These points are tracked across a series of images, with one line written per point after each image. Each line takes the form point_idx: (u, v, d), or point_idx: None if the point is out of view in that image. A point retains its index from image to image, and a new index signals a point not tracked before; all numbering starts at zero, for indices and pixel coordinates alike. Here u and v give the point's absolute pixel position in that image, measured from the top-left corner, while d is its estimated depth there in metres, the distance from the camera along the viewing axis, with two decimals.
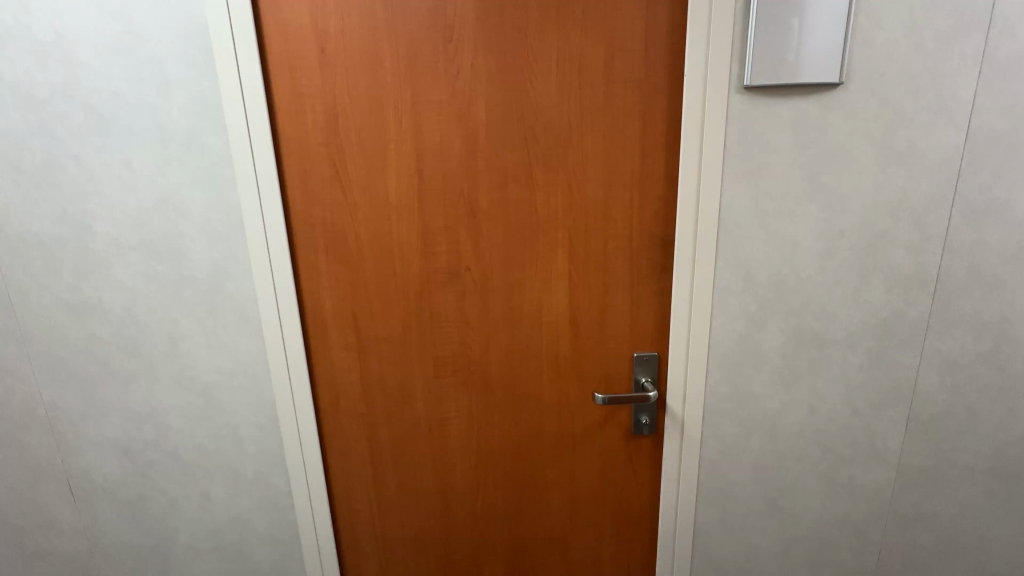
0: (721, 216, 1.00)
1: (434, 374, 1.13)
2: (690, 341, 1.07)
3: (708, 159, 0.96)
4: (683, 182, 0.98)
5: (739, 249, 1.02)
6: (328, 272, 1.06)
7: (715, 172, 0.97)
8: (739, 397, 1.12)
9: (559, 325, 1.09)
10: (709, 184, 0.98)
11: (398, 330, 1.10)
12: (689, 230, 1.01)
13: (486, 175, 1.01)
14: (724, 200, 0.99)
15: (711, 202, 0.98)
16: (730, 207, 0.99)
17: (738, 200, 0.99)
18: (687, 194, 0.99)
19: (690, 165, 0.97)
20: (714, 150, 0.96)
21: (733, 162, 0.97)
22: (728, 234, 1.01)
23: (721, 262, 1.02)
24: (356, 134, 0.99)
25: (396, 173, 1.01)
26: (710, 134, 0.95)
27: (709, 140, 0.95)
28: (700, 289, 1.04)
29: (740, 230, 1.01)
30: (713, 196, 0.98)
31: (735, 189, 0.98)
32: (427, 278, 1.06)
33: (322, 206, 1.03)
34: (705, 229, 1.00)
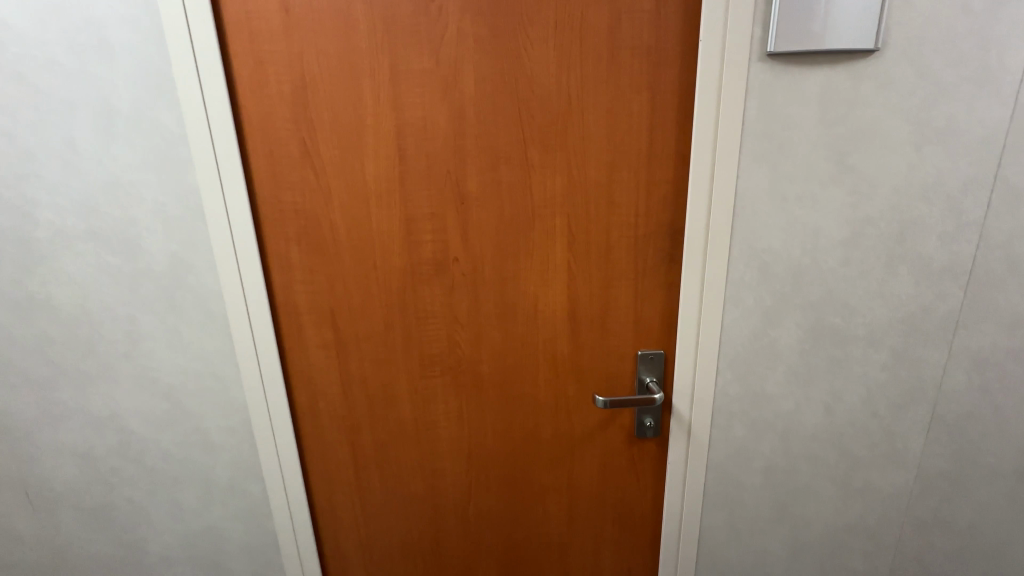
0: (737, 200, 0.90)
1: (421, 374, 1.03)
2: (699, 338, 0.98)
3: (723, 137, 0.86)
4: (695, 162, 0.88)
5: (756, 238, 0.92)
6: (300, 264, 0.96)
7: (731, 151, 0.87)
8: (750, 398, 1.03)
9: (557, 321, 1.00)
10: (725, 164, 0.87)
11: (380, 327, 1.00)
12: (701, 216, 0.90)
13: (475, 155, 0.90)
14: (741, 182, 0.89)
15: (727, 184, 0.88)
16: (747, 191, 0.89)
17: (757, 182, 0.89)
18: (700, 175, 0.88)
19: (703, 143, 0.87)
20: (730, 127, 0.85)
21: (751, 140, 0.87)
22: (744, 221, 0.91)
23: (735, 252, 0.93)
24: (329, 108, 0.87)
25: (373, 153, 0.90)
26: (727, 107, 0.85)
27: (726, 114, 0.85)
28: (712, 281, 0.94)
29: (757, 216, 0.91)
30: (729, 177, 0.88)
31: (753, 171, 0.88)
32: (411, 271, 0.96)
33: (292, 189, 0.92)
34: (719, 216, 0.90)
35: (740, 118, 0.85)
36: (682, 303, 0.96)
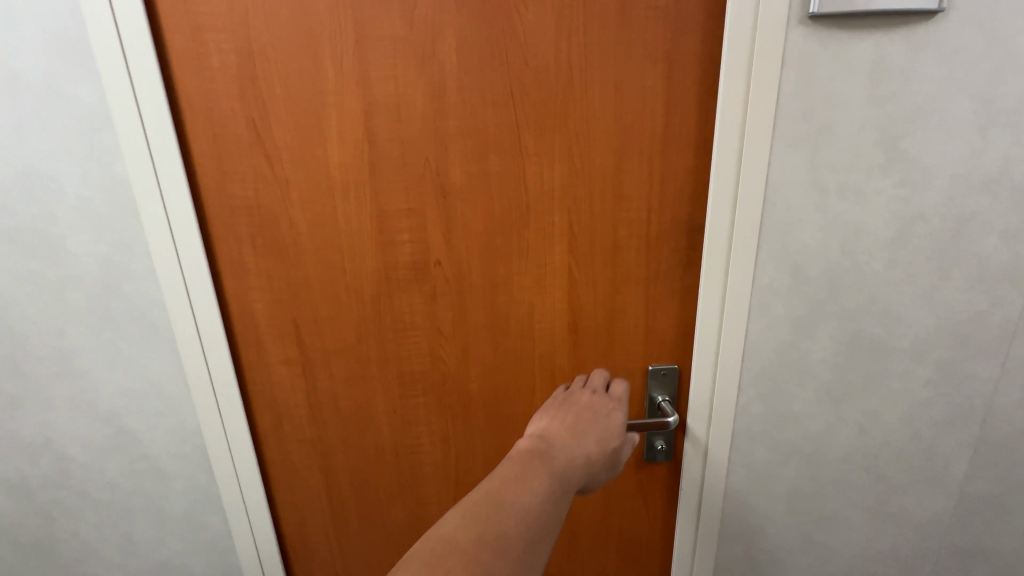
0: (767, 193, 0.76)
1: (401, 393, 0.90)
2: (720, 352, 0.85)
3: (753, 118, 0.72)
4: (719, 148, 0.74)
5: (787, 237, 0.79)
6: (256, 269, 0.82)
7: (763, 135, 0.73)
8: (775, 419, 0.91)
9: (556, 333, 0.87)
10: (754, 151, 0.74)
11: (352, 341, 0.87)
12: (725, 212, 0.77)
13: (458, 140, 0.76)
14: (773, 171, 0.75)
15: (757, 174, 0.75)
16: (779, 183, 0.76)
17: (791, 172, 0.75)
18: (726, 163, 0.75)
19: (730, 126, 0.73)
20: (762, 106, 0.72)
21: (786, 122, 0.73)
22: (775, 218, 0.78)
23: (763, 253, 0.80)
24: (283, 84, 0.73)
25: (338, 138, 0.75)
26: (759, 83, 0.71)
27: (758, 90, 0.71)
28: (736, 288, 0.81)
29: (791, 212, 0.77)
30: (759, 166, 0.74)
31: (787, 158, 0.75)
32: (386, 276, 0.83)
33: (244, 181, 0.77)
34: (746, 212, 0.77)
35: (774, 95, 0.71)
36: (700, 313, 0.83)
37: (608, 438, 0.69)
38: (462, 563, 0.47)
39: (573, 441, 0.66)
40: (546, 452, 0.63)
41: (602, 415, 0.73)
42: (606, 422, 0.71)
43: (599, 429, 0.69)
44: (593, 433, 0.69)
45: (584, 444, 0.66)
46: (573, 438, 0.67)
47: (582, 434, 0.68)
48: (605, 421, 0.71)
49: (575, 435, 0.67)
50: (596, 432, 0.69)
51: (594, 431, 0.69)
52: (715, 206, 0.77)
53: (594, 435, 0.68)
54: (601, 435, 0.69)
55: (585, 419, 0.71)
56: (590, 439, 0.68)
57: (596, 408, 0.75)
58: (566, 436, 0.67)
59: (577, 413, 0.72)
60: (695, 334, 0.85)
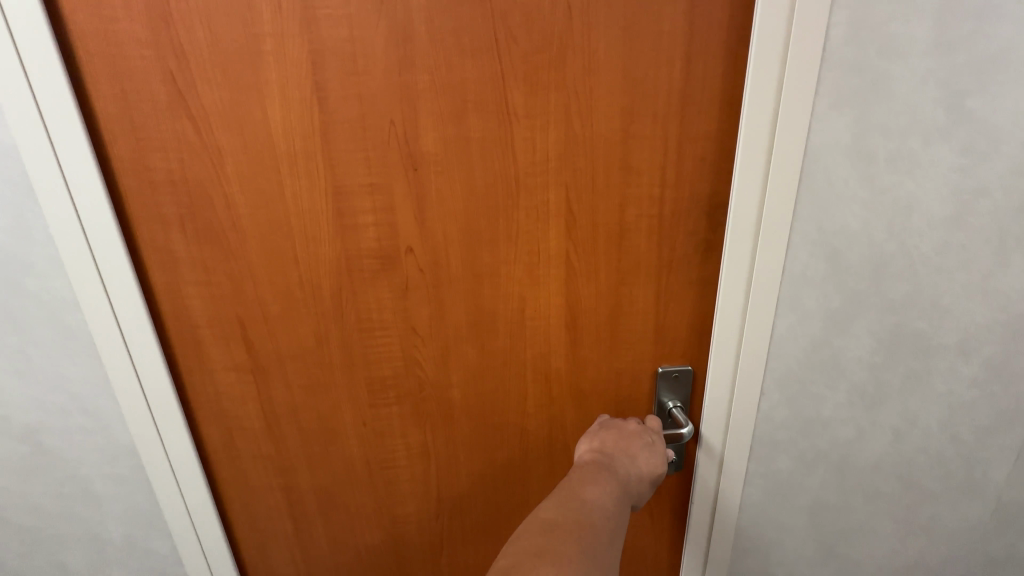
0: (805, 164, 0.63)
1: (371, 402, 0.77)
2: (742, 353, 0.72)
3: (793, 69, 0.58)
4: (750, 107, 0.60)
5: (826, 217, 0.66)
6: (188, 260, 0.68)
7: (804, 91, 0.59)
8: (799, 425, 0.79)
9: (551, 332, 0.74)
10: (793, 111, 0.60)
11: (310, 343, 0.73)
12: (755, 187, 0.63)
13: (430, 99, 0.61)
14: (813, 137, 0.62)
15: (795, 140, 0.61)
16: (820, 152, 0.63)
17: (835, 138, 0.62)
18: (758, 126, 0.61)
19: (764, 79, 0.59)
20: (806, 54, 0.58)
21: (832, 76, 0.59)
22: (812, 195, 0.64)
23: (796, 236, 0.67)
24: (204, 25, 0.57)
25: (280, 96, 0.60)
26: (802, 24, 0.57)
27: (801, 33, 0.57)
28: (764, 278, 0.68)
29: (833, 186, 0.64)
30: (798, 130, 0.61)
31: (831, 121, 0.61)
32: (347, 267, 0.69)
33: (165, 152, 0.63)
34: (779, 186, 0.63)
35: (821, 39, 0.57)
36: (719, 308, 0.70)
37: (657, 452, 0.72)
38: (567, 540, 0.56)
39: (628, 456, 0.71)
40: (606, 465, 0.69)
41: (647, 430, 0.75)
42: (652, 437, 0.74)
43: (647, 450, 0.72)
44: (643, 449, 0.72)
45: (637, 461, 0.70)
46: (627, 454, 0.71)
47: (634, 450, 0.72)
48: (652, 436, 0.74)
49: (629, 451, 0.71)
50: (645, 448, 0.72)
51: (643, 447, 0.72)
52: (742, 179, 0.63)
53: (643, 452, 0.72)
54: (648, 453, 0.72)
55: (633, 432, 0.74)
56: (640, 456, 0.71)
57: (643, 433, 0.75)
58: (621, 451, 0.71)
59: (626, 428, 0.75)
60: (713, 332, 0.72)
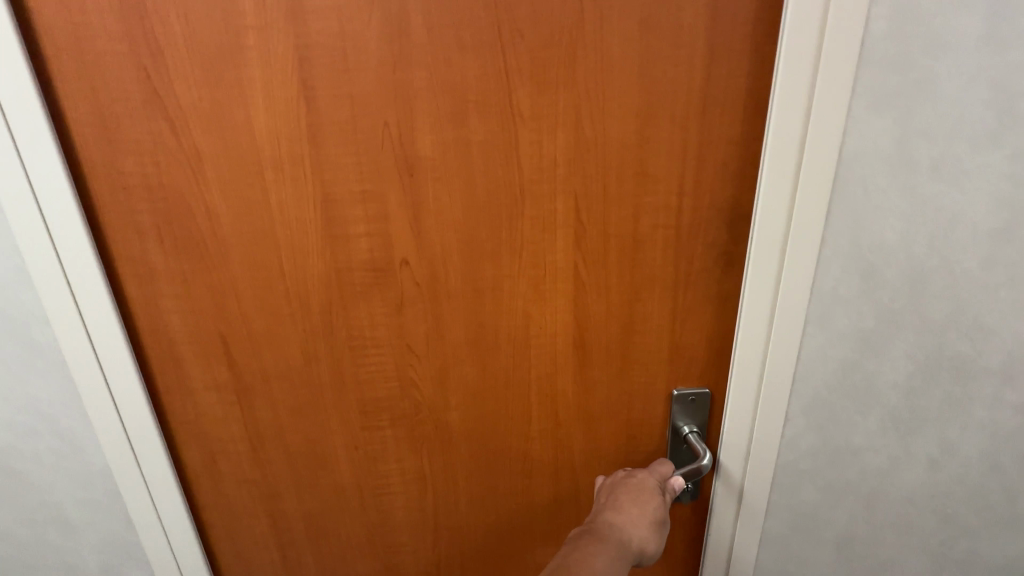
0: (839, 171, 0.57)
1: (362, 425, 0.72)
2: (766, 376, 0.66)
3: (829, 65, 0.53)
4: (778, 108, 0.54)
5: (862, 230, 0.60)
6: (166, 271, 0.63)
7: (840, 90, 0.53)
8: (827, 454, 0.72)
9: (558, 352, 0.69)
10: (827, 112, 0.54)
11: (297, 361, 0.68)
12: (784, 196, 0.58)
13: (426, 99, 0.56)
14: (849, 141, 0.56)
15: (828, 145, 0.55)
16: (856, 158, 0.57)
17: (873, 142, 0.56)
18: (789, 130, 0.55)
19: (796, 77, 0.53)
20: (844, 49, 0.52)
21: (871, 74, 0.54)
22: (846, 205, 0.59)
23: (828, 250, 0.61)
24: (181, 17, 0.53)
25: (264, 95, 0.55)
26: (840, 14, 0.51)
27: (840, 26, 0.51)
28: (791, 295, 0.62)
29: (869, 195, 0.58)
30: (832, 134, 0.55)
31: (870, 123, 0.55)
32: (337, 281, 0.64)
33: (140, 155, 0.58)
34: (810, 194, 0.57)
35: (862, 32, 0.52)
36: (742, 328, 0.64)
37: (647, 493, 0.67)
38: None
39: (616, 508, 0.67)
40: (595, 524, 0.66)
41: (634, 474, 0.70)
42: (639, 478, 0.69)
43: (634, 494, 0.67)
44: (630, 495, 0.67)
45: (626, 510, 0.66)
46: (614, 506, 0.67)
47: (621, 500, 0.67)
48: (639, 477, 0.70)
49: (617, 501, 0.67)
50: (631, 494, 0.67)
51: (631, 494, 0.68)
52: (768, 187, 0.57)
53: (631, 498, 0.67)
54: (638, 498, 0.67)
55: (620, 481, 0.70)
56: (629, 504, 0.67)
57: (630, 476, 0.70)
58: (609, 505, 0.67)
59: (613, 479, 0.71)
60: (735, 353, 0.66)
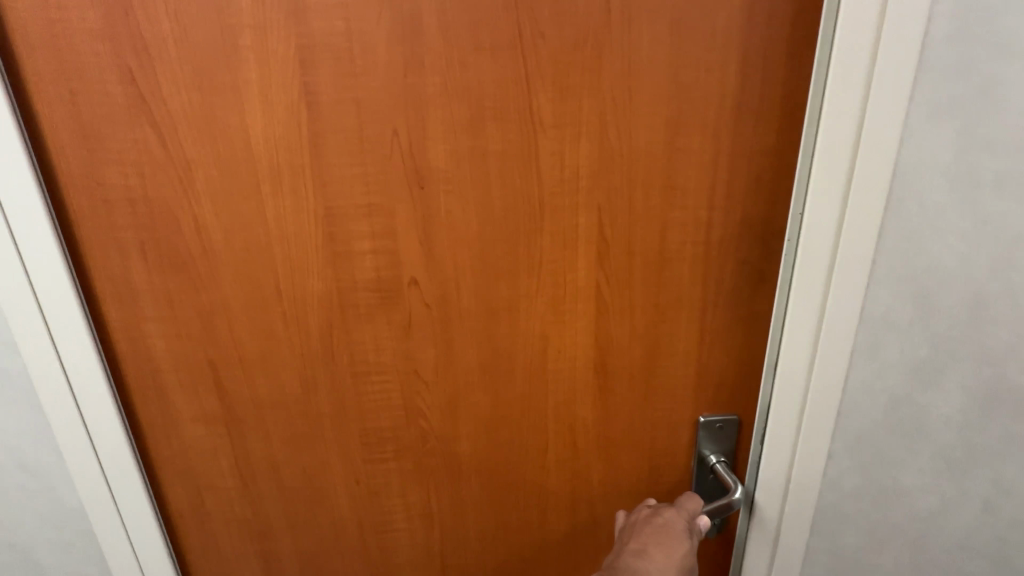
0: (892, 188, 0.53)
1: (365, 458, 0.66)
2: (806, 406, 0.62)
3: (882, 75, 0.49)
4: (825, 123, 0.51)
5: (916, 250, 0.56)
6: (150, 292, 0.57)
7: (894, 100, 0.50)
8: (871, 492, 0.67)
9: (578, 378, 0.64)
10: (879, 124, 0.51)
11: (294, 390, 0.62)
12: (832, 212, 0.54)
13: (439, 105, 0.51)
14: (903, 155, 0.52)
15: (881, 157, 0.52)
16: (912, 174, 0.53)
17: (928, 156, 0.52)
18: (839, 142, 0.51)
19: (847, 85, 0.49)
20: (900, 57, 0.48)
21: (928, 83, 0.50)
22: (899, 224, 0.55)
23: (878, 272, 0.57)
24: (171, 15, 0.48)
25: (261, 101, 0.51)
26: (896, 21, 0.47)
27: (897, 30, 0.48)
28: (838, 319, 0.58)
29: (923, 213, 0.54)
30: (885, 146, 0.51)
31: (928, 137, 0.52)
32: (339, 302, 0.58)
33: (123, 165, 0.52)
34: (859, 213, 0.53)
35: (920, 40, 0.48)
36: (783, 353, 0.60)
37: (674, 537, 0.62)
38: None
39: (639, 553, 0.61)
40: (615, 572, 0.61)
41: (659, 513, 0.65)
42: (665, 518, 0.64)
43: (660, 537, 0.62)
44: (654, 539, 0.62)
45: (650, 555, 0.61)
46: (637, 550, 0.61)
47: (644, 543, 0.62)
48: (665, 516, 0.64)
49: (640, 546, 0.62)
50: (656, 537, 0.62)
51: (656, 537, 0.62)
52: (811, 206, 0.54)
53: (657, 542, 0.62)
54: (664, 542, 0.62)
55: (643, 520, 0.65)
56: (654, 548, 0.61)
57: (655, 515, 0.65)
58: (631, 549, 0.62)
59: (636, 517, 0.66)
60: (774, 379, 0.61)
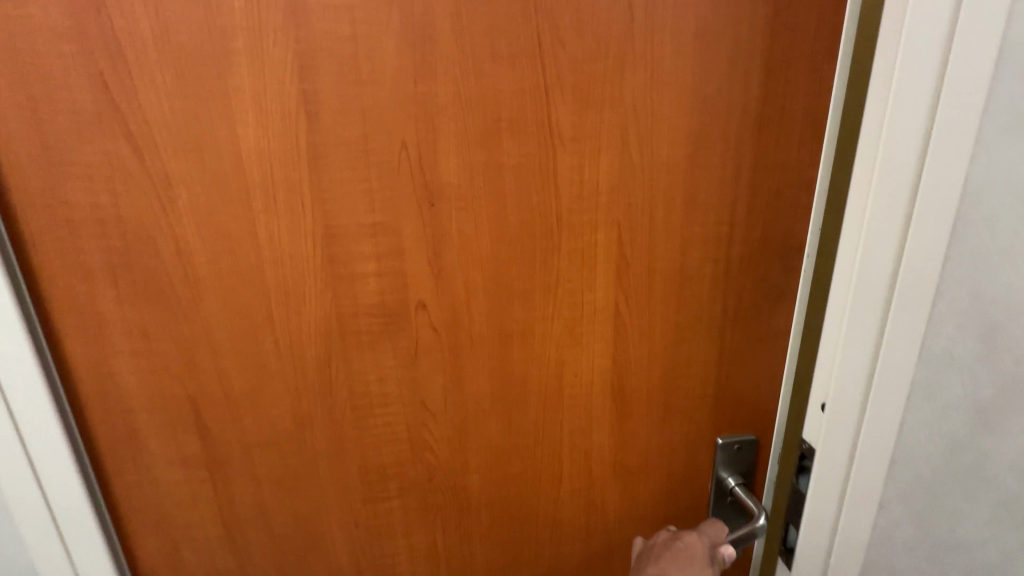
0: (961, 211, 0.48)
1: (364, 497, 0.60)
2: (858, 456, 0.55)
3: (949, 85, 0.43)
4: (887, 143, 0.45)
5: (984, 281, 0.50)
6: (121, 323, 0.51)
7: (965, 113, 0.44)
8: (936, 560, 0.60)
9: (594, 403, 0.60)
10: (947, 139, 0.45)
11: (286, 427, 0.56)
12: (893, 238, 0.47)
13: (452, 116, 0.48)
14: (974, 174, 0.46)
15: (948, 177, 0.46)
16: (977, 193, 0.47)
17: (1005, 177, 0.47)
18: (903, 159, 0.45)
19: (914, 95, 0.44)
20: (968, 66, 0.43)
21: (1007, 95, 0.44)
22: (969, 252, 0.49)
23: (941, 304, 0.50)
24: (152, 12, 0.42)
25: (254, 110, 0.46)
26: (969, 24, 0.42)
27: (970, 34, 0.42)
28: (896, 357, 0.51)
29: (997, 240, 0.49)
30: (952, 165, 0.46)
31: (996, 154, 0.46)
32: (339, 329, 0.53)
33: (91, 180, 0.46)
34: (922, 239, 0.47)
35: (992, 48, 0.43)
36: (832, 395, 0.53)
37: (697, 561, 0.59)
38: None
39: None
40: None
41: (680, 536, 0.62)
42: (687, 542, 0.61)
43: (681, 562, 0.59)
44: (676, 564, 0.59)
45: None
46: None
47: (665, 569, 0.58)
48: (686, 540, 0.61)
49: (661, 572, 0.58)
50: (678, 562, 0.59)
51: (678, 562, 0.59)
52: (869, 235, 0.48)
53: (678, 567, 0.58)
54: (686, 567, 0.58)
55: (665, 545, 0.62)
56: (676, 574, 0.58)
57: (676, 539, 0.61)
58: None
59: (657, 542, 0.63)
60: (823, 425, 0.54)
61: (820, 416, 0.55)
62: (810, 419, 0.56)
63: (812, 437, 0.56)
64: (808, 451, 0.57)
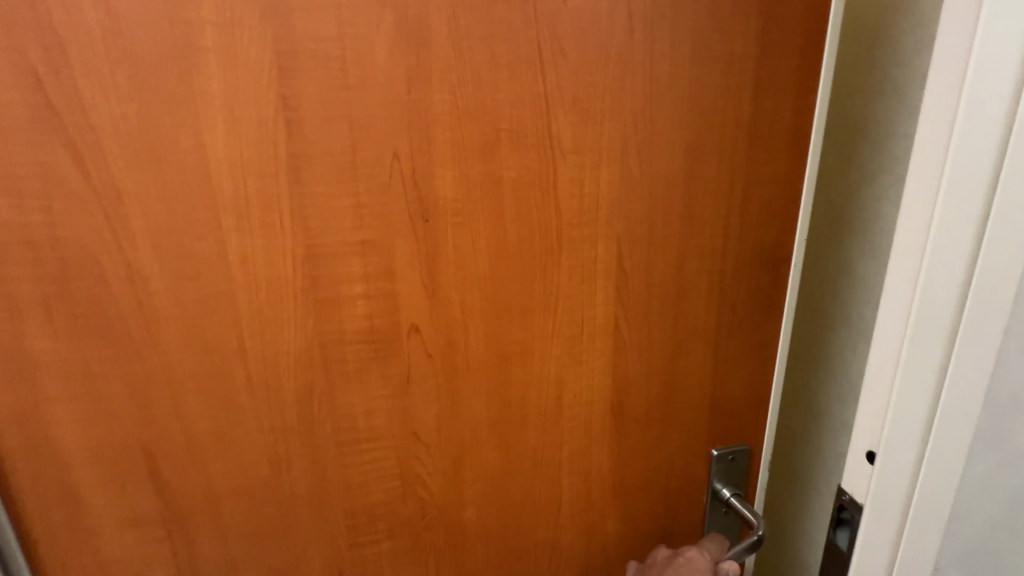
0: None
1: (350, 543, 0.55)
2: (913, 516, 0.50)
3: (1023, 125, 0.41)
4: (949, 179, 0.42)
5: None
6: (57, 363, 0.43)
7: None
8: None
9: (594, 423, 0.58)
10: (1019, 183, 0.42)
11: (261, 472, 0.50)
12: (956, 282, 0.44)
13: (448, 126, 0.45)
14: None
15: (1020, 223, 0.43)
16: None
17: None
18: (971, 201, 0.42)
19: (983, 133, 0.41)
20: None
21: None
22: None
23: (1004, 353, 0.48)
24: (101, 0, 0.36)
25: (224, 115, 0.40)
26: None
27: None
28: (958, 410, 0.48)
29: None
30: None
31: None
32: (322, 359, 0.48)
33: (18, 194, 0.39)
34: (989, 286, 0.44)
35: None
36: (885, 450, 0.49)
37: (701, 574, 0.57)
38: None
39: None
40: None
41: (680, 552, 0.61)
42: (689, 556, 0.59)
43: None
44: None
45: None
46: None
47: None
48: (687, 555, 0.60)
49: None
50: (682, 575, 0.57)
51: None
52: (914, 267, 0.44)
53: None
54: None
55: (665, 562, 0.60)
56: None
57: (677, 555, 0.60)
58: None
59: (656, 561, 0.61)
60: (873, 481, 0.50)
61: (868, 467, 0.50)
62: (855, 469, 0.52)
63: (854, 488, 0.52)
64: (854, 504, 0.52)
